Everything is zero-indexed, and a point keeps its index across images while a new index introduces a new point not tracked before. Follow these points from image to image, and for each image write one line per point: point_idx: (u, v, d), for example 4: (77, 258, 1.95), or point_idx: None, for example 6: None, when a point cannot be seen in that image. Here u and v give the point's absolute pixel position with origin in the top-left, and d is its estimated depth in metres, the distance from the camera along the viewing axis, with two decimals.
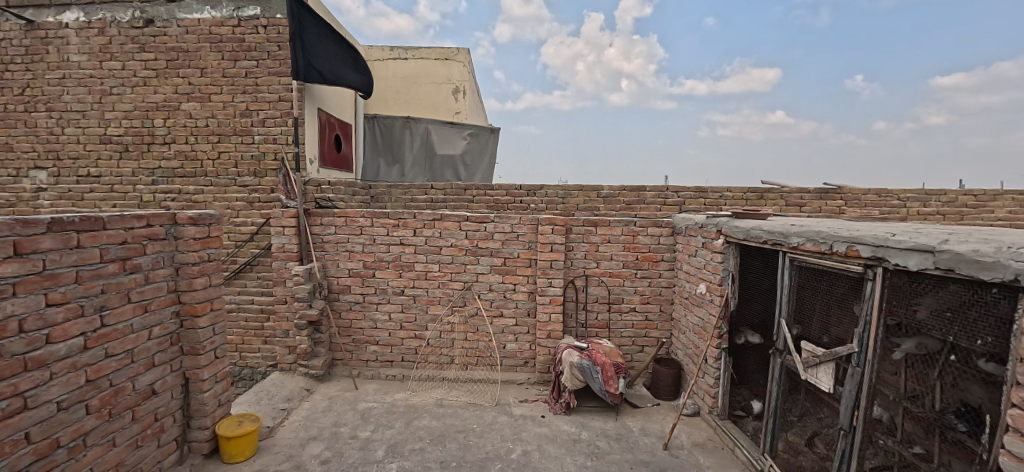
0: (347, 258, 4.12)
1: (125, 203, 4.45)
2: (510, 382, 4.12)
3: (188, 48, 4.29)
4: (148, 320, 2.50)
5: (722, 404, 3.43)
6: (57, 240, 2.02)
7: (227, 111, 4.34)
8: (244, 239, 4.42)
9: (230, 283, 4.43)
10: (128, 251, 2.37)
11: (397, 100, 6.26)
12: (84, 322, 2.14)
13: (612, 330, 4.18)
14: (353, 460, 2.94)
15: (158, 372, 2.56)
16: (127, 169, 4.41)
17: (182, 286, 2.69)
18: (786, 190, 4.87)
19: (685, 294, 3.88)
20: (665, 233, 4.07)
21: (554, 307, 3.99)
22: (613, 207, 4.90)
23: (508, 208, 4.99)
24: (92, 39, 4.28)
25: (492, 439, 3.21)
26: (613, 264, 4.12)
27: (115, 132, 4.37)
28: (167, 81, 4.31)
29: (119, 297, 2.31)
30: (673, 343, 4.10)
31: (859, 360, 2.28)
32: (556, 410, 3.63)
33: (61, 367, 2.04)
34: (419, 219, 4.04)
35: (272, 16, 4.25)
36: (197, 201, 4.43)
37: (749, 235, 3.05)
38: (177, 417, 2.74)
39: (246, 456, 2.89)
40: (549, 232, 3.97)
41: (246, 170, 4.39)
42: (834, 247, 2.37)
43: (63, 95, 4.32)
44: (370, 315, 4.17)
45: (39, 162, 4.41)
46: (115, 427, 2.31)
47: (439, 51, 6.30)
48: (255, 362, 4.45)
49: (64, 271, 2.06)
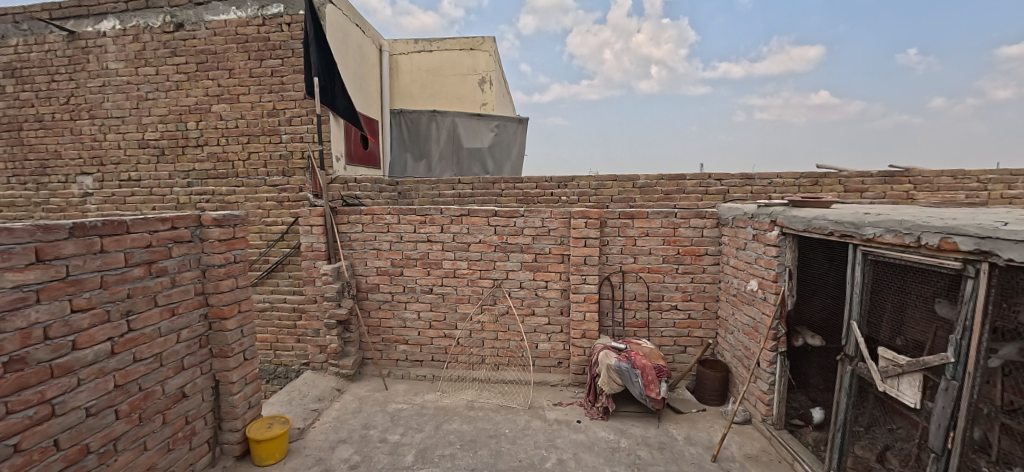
0: (375, 256, 4.05)
1: (163, 205, 4.56)
2: (544, 383, 3.93)
3: (216, 50, 4.31)
4: (176, 323, 2.47)
5: (777, 412, 3.09)
6: (80, 245, 1.98)
7: (256, 111, 4.35)
8: (275, 239, 4.45)
9: (262, 283, 4.46)
10: (153, 255, 2.33)
11: (423, 93, 6.12)
12: (110, 327, 2.11)
13: (652, 329, 3.92)
14: (382, 464, 2.85)
15: (187, 376, 2.55)
16: (164, 172, 4.51)
17: (209, 288, 2.66)
18: (844, 174, 4.39)
19: (733, 291, 3.56)
20: (708, 225, 3.75)
21: (589, 305, 3.77)
22: (650, 197, 4.60)
23: (538, 201, 4.79)
24: (127, 46, 4.37)
25: (525, 446, 3.05)
26: (651, 259, 3.84)
27: (152, 137, 4.47)
28: (198, 84, 4.36)
29: (145, 301, 2.28)
30: (720, 344, 3.79)
31: (955, 372, 1.93)
32: (593, 415, 3.43)
33: (88, 374, 2.02)
34: (446, 215, 3.91)
35: (294, 13, 4.21)
36: (229, 202, 4.48)
37: (812, 225, 2.67)
38: (208, 420, 2.73)
39: (276, 459, 2.85)
40: (583, 226, 3.73)
41: (275, 170, 4.40)
42: (923, 239, 2.00)
43: (104, 102, 4.46)
44: (399, 315, 4.08)
45: (85, 168, 4.58)
46: (145, 431, 2.29)
47: (464, 40, 6.14)
48: (289, 360, 4.47)
49: (88, 276, 2.02)
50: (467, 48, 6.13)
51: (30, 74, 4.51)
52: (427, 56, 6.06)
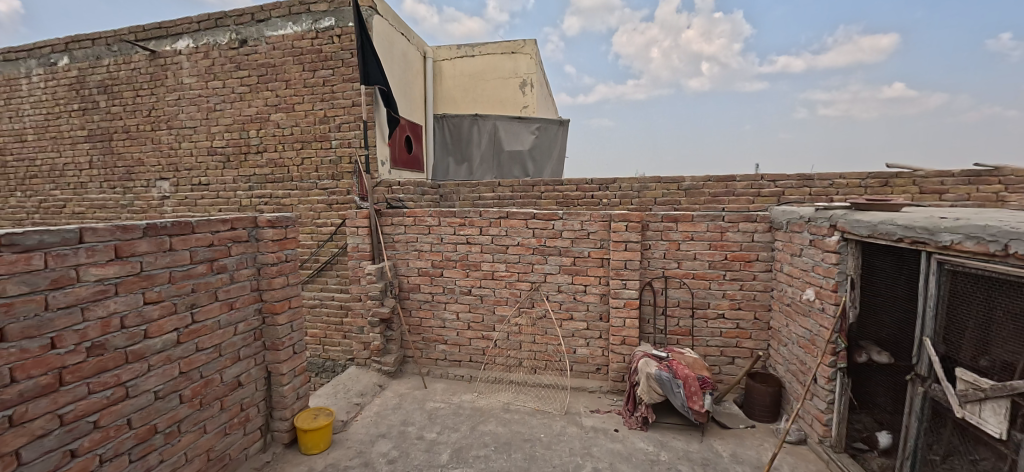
0: (416, 257, 4.16)
1: (228, 207, 4.95)
2: (581, 389, 3.86)
3: (275, 63, 4.63)
4: (234, 317, 2.67)
5: (836, 434, 2.84)
6: (153, 244, 2.19)
7: (309, 119, 4.62)
8: (325, 239, 4.69)
9: (313, 281, 4.73)
10: (214, 253, 2.53)
11: (466, 97, 6.23)
12: (177, 318, 2.32)
13: (696, 338, 3.74)
14: (418, 461, 2.91)
15: (243, 366, 2.74)
16: (229, 177, 4.90)
17: (264, 285, 2.85)
18: (920, 174, 3.97)
19: (786, 300, 3.32)
20: (759, 229, 3.53)
21: (629, 311, 3.66)
22: (697, 200, 4.39)
23: (578, 204, 4.73)
24: (199, 62, 4.79)
25: (559, 452, 3.01)
26: (696, 264, 3.67)
27: (219, 145, 4.87)
28: (259, 95, 4.70)
29: (207, 295, 2.48)
30: (772, 357, 3.55)
31: None
32: (631, 425, 3.32)
33: (157, 360, 2.22)
34: (486, 218, 3.95)
35: (344, 25, 4.43)
36: (285, 205, 4.78)
37: (878, 231, 2.43)
38: (261, 408, 2.92)
39: (321, 449, 2.99)
40: (623, 229, 3.63)
41: (325, 174, 4.64)
42: (1012, 248, 1.78)
43: (179, 114, 4.91)
44: (439, 315, 4.17)
45: (163, 173, 5.07)
46: (205, 415, 2.49)
47: (506, 44, 6.18)
48: (336, 355, 4.69)
49: (159, 272, 2.23)
50: (509, 52, 6.16)
51: (120, 91, 5.05)
52: (470, 61, 6.16)
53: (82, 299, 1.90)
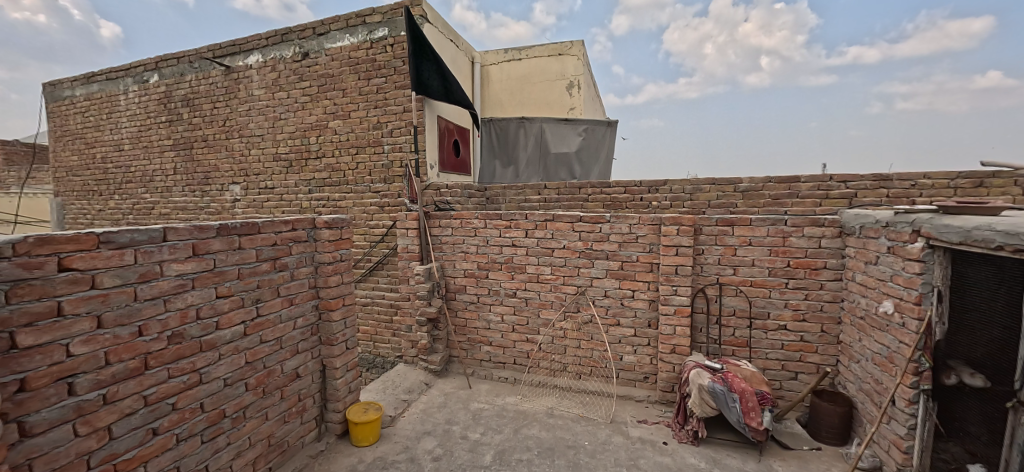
0: (462, 259, 4.23)
1: (290, 209, 5.29)
2: (628, 398, 3.74)
3: (333, 73, 4.90)
4: (293, 312, 2.84)
5: (918, 464, 2.54)
6: (225, 242, 2.37)
7: (364, 125, 4.84)
8: (377, 240, 4.89)
9: (365, 280, 4.94)
10: (277, 252, 2.71)
11: (513, 100, 6.27)
12: (244, 311, 2.50)
13: (754, 350, 3.51)
14: (462, 461, 2.95)
15: (300, 359, 2.90)
16: (291, 181, 5.24)
17: (320, 283, 3.01)
18: None
19: (859, 313, 3.03)
20: (827, 234, 3.26)
21: (680, 319, 3.50)
22: (755, 202, 4.13)
23: (626, 207, 4.61)
24: (267, 75, 5.17)
25: (604, 462, 2.93)
26: (755, 271, 3.45)
27: (283, 151, 5.22)
28: (318, 104, 4.99)
29: (270, 291, 2.66)
30: (842, 374, 3.25)
31: None
32: (681, 438, 3.16)
33: (227, 350, 2.40)
34: (532, 220, 3.94)
35: (397, 34, 4.61)
36: (341, 207, 5.04)
37: (972, 237, 2.16)
38: (316, 399, 3.08)
39: (370, 442, 3.11)
40: (674, 233, 3.49)
41: (378, 178, 4.85)
42: None
43: (249, 123, 5.33)
44: (484, 316, 4.21)
45: (235, 178, 5.51)
46: (267, 403, 2.66)
47: (553, 46, 6.16)
48: (386, 352, 4.87)
49: (229, 268, 2.41)
50: (556, 54, 6.13)
51: (199, 103, 5.56)
52: (517, 65, 6.20)
53: (165, 292, 2.10)
